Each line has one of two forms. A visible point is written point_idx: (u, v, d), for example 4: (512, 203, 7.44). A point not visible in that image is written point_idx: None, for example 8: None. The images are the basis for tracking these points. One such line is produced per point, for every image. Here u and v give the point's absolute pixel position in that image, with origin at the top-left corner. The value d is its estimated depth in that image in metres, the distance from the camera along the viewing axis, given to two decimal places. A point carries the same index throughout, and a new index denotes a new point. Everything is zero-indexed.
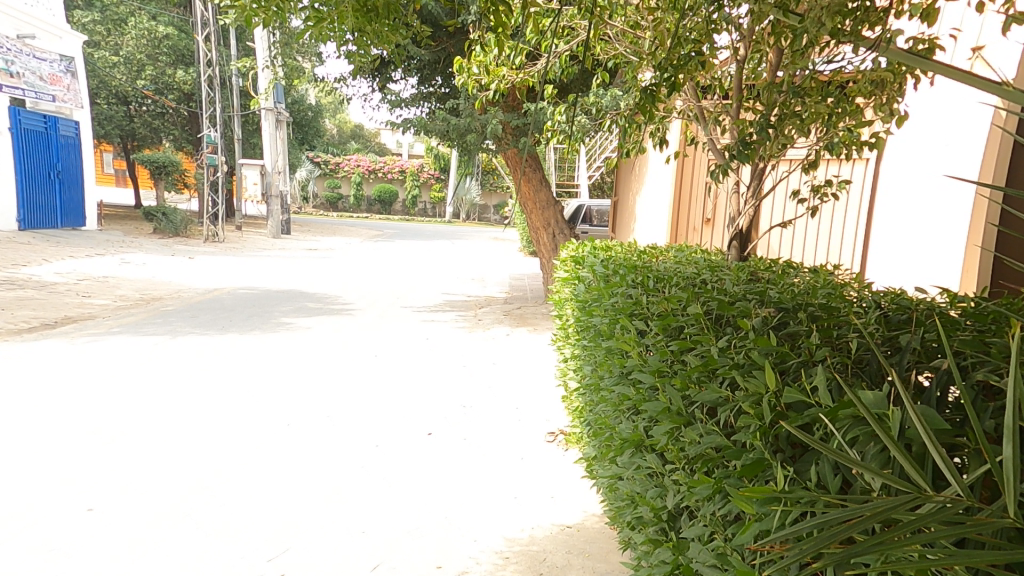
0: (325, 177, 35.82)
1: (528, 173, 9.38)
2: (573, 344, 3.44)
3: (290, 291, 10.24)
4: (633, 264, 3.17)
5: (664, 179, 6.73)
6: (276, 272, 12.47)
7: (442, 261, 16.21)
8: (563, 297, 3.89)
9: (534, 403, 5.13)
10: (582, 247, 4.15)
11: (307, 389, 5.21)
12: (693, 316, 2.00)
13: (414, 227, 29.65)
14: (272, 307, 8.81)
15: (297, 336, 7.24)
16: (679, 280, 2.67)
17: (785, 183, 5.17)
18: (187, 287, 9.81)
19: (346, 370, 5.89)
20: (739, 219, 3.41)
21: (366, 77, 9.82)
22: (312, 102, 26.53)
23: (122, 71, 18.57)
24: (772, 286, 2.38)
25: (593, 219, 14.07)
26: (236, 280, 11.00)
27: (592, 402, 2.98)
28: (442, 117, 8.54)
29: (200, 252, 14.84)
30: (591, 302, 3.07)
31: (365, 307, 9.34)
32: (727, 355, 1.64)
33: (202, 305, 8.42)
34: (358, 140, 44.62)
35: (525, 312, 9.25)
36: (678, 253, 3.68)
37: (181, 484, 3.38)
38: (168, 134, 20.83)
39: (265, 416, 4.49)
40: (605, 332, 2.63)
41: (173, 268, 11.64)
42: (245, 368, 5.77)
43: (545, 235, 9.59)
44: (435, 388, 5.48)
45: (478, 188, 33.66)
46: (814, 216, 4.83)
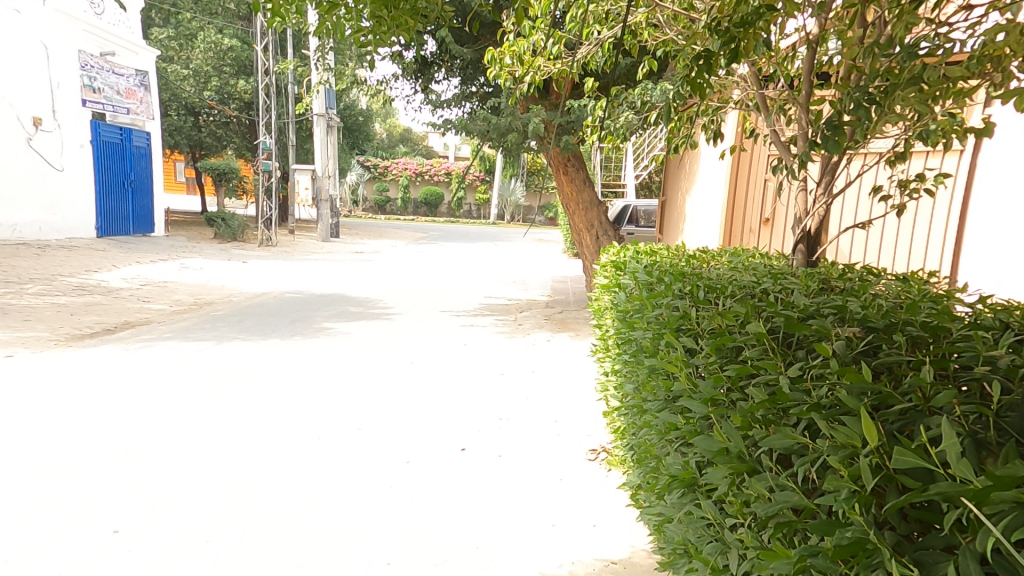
0: (373, 181, 36.69)
1: (571, 173, 9.08)
2: (613, 358, 3.15)
3: (334, 294, 10.41)
4: (679, 270, 2.85)
5: (717, 175, 6.26)
6: (323, 275, 12.74)
7: (484, 263, 16.14)
8: (602, 310, 3.60)
9: (575, 416, 4.85)
10: (623, 252, 3.83)
11: (345, 400, 5.17)
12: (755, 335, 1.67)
13: (458, 229, 29.87)
14: (317, 310, 8.94)
15: (338, 340, 7.27)
16: (735, 289, 2.33)
17: (861, 181, 4.64)
18: (239, 291, 10.14)
19: (382, 379, 5.83)
20: (806, 219, 2.98)
21: (410, 79, 9.81)
22: (362, 108, 27.27)
23: (191, 83, 19.65)
24: (851, 298, 2.01)
25: (639, 219, 13.56)
26: (284, 284, 11.31)
27: (634, 425, 2.67)
28: (483, 117, 8.37)
29: (254, 256, 15.44)
30: (632, 313, 2.76)
31: (406, 310, 9.34)
32: (801, 389, 1.32)
33: (251, 309, 8.65)
34: (405, 144, 45.45)
35: (566, 316, 8.95)
36: (732, 258, 3.30)
37: (208, 505, 3.31)
38: (228, 142, 21.90)
39: (300, 429, 4.46)
40: (646, 346, 2.33)
41: (227, 272, 12.12)
42: (284, 376, 5.81)
43: (589, 237, 9.25)
44: (471, 398, 5.31)
45: (522, 189, 33.50)
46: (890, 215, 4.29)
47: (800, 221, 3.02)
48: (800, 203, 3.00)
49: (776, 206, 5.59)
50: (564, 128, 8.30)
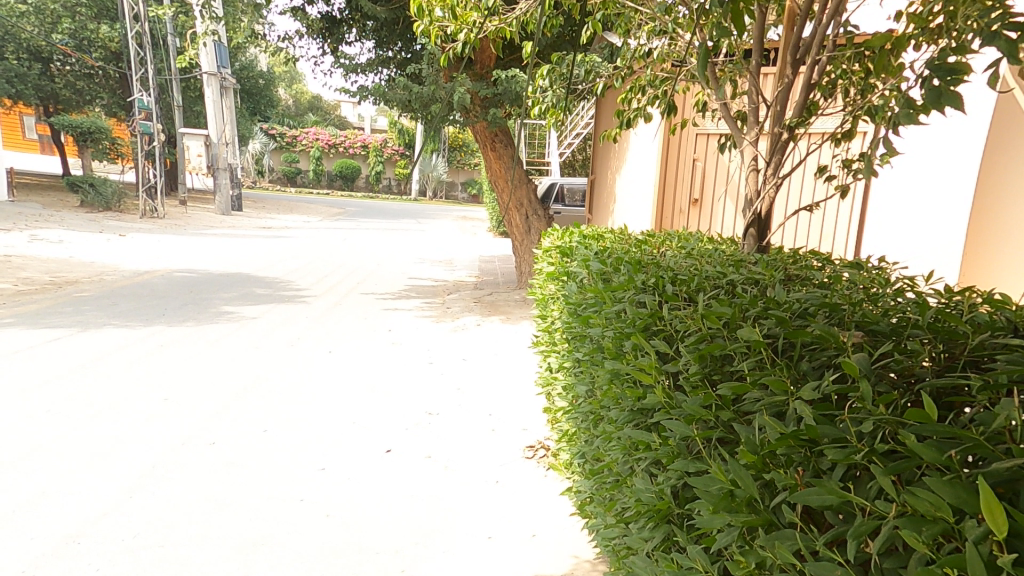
0: (281, 150, 33.67)
1: (499, 149, 8.64)
2: (562, 354, 2.87)
3: (235, 275, 9.29)
4: (636, 260, 2.61)
5: (649, 153, 6.14)
6: (221, 253, 11.37)
7: (407, 241, 15.37)
8: (548, 300, 3.29)
9: (510, 409, 4.56)
10: (568, 235, 3.56)
11: (248, 394, 4.48)
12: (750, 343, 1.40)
13: (377, 205, 28.32)
14: (213, 292, 7.89)
15: (239, 326, 6.42)
16: (704, 284, 2.11)
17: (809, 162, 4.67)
18: (114, 269, 8.72)
19: (294, 369, 5.19)
20: (754, 202, 2.79)
21: (316, 38, 8.80)
22: (265, 69, 24.74)
23: (32, 23, 16.59)
24: (834, 292, 1.80)
25: (567, 198, 13.41)
26: (173, 262, 9.92)
27: (586, 430, 2.41)
28: (403, 85, 7.67)
29: (134, 229, 13.51)
30: (588, 307, 2.48)
31: (320, 293, 8.53)
32: (832, 422, 1.04)
33: (128, 291, 7.44)
34: (318, 111, 42.13)
35: (497, 299, 8.60)
36: (681, 243, 3.08)
37: (51, 543, 2.66)
38: (94, 96, 18.84)
39: (188, 433, 3.75)
40: (606, 346, 2.04)
41: (100, 247, 10.41)
42: (173, 365, 4.99)
43: (518, 216, 8.91)
44: (398, 391, 4.84)
45: (445, 164, 31.96)
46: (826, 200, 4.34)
47: (749, 204, 2.83)
48: (750, 185, 2.81)
49: (705, 187, 5.63)
50: (490, 101, 7.90)
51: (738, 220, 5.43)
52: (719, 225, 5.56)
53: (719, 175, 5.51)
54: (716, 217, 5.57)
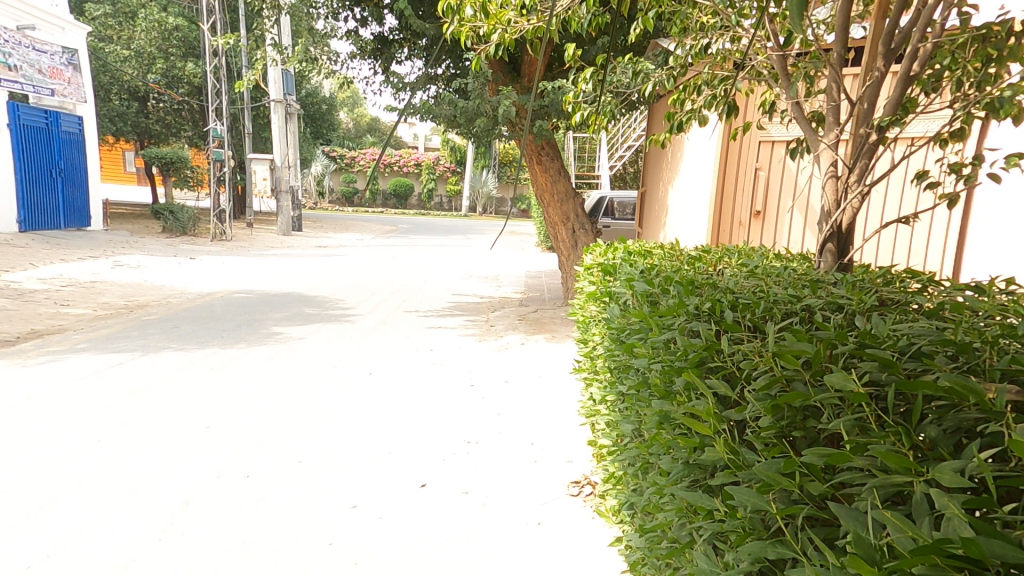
0: (340, 172, 35.16)
1: (545, 163, 8.40)
2: (604, 385, 2.56)
3: (289, 294, 9.55)
4: (688, 278, 2.27)
5: (703, 162, 5.70)
6: (278, 273, 11.79)
7: (455, 257, 15.43)
8: (589, 324, 2.99)
9: (555, 437, 4.26)
10: (612, 252, 3.26)
11: (286, 421, 4.43)
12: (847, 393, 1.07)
13: (430, 222, 28.88)
14: (266, 312, 8.10)
15: (287, 346, 6.51)
16: (772, 308, 1.76)
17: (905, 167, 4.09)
18: (180, 291, 9.17)
19: (334, 393, 5.13)
20: (834, 213, 2.40)
21: (368, 59, 8.98)
22: (325, 95, 25.96)
23: (132, 66, 18.13)
24: (949, 325, 1.43)
25: (616, 211, 13.01)
26: (233, 282, 10.34)
27: (633, 476, 2.09)
28: (448, 101, 7.63)
29: (203, 251, 14.34)
30: (631, 334, 2.17)
31: (368, 311, 8.60)
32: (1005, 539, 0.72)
33: (189, 312, 7.76)
34: (374, 133, 43.78)
35: (542, 316, 8.32)
36: (743, 260, 2.72)
37: None
38: (179, 129, 20.43)
39: (223, 465, 3.71)
40: (652, 382, 1.72)
41: (171, 270, 11.05)
42: (219, 390, 5.05)
43: (564, 230, 8.65)
44: (436, 417, 4.65)
45: (494, 180, 32.98)
46: (918, 210, 3.81)
47: (827, 217, 2.43)
48: (829, 193, 2.42)
49: (768, 199, 5.19)
50: (536, 113, 7.74)
51: (807, 234, 4.99)
52: (785, 241, 5.12)
53: (785, 186, 5.09)
54: (782, 232, 5.14)
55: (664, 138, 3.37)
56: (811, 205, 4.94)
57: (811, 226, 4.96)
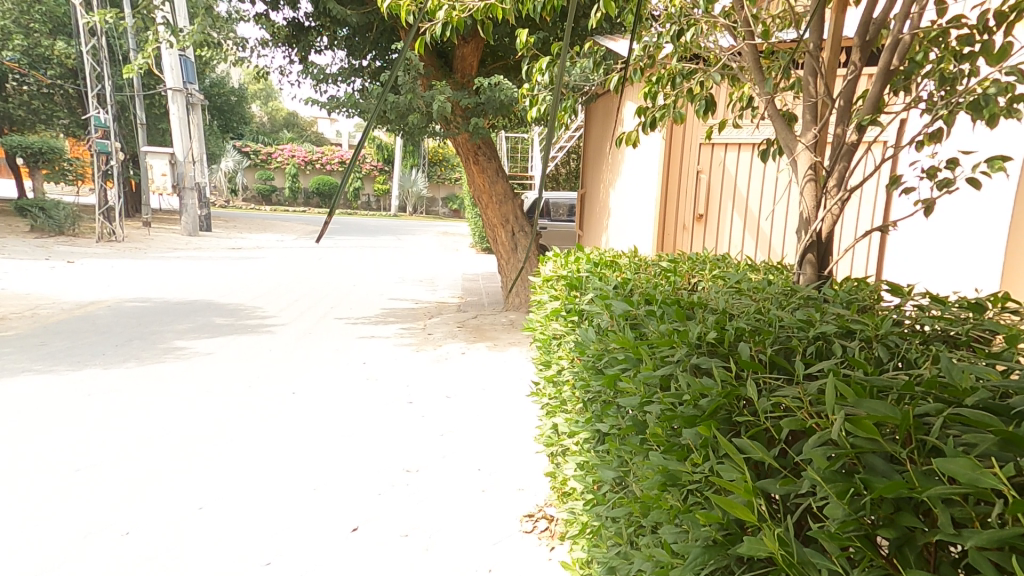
0: (255, 168, 32.63)
1: (482, 162, 8.02)
2: (576, 417, 2.25)
3: (194, 302, 8.46)
4: (676, 300, 2.02)
5: (646, 164, 5.56)
6: (181, 278, 10.48)
7: (386, 260, 14.64)
8: (554, 345, 2.66)
9: (506, 460, 3.89)
10: (573, 261, 2.99)
11: (185, 456, 3.73)
12: (980, 492, 0.74)
13: (357, 222, 27.52)
14: (166, 324, 7.07)
15: (190, 364, 5.64)
16: (786, 337, 1.51)
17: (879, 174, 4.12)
18: (54, 301, 7.83)
19: (247, 417, 4.44)
20: (814, 221, 2.19)
21: (282, 46, 8.18)
22: (235, 85, 23.94)
23: None
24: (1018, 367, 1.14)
25: (552, 213, 12.87)
26: (124, 290, 9.03)
27: (613, 533, 1.76)
28: (376, 94, 6.98)
29: (86, 254, 12.52)
30: (613, 364, 1.88)
31: (288, 320, 7.79)
32: None
33: (64, 327, 6.58)
34: (292, 128, 41.09)
35: (482, 322, 7.92)
36: (718, 272, 2.52)
37: None
38: (52, 116, 17.90)
39: (96, 520, 2.99)
40: (650, 430, 1.39)
41: (39, 276, 9.47)
42: (96, 420, 4.19)
43: (503, 233, 8.32)
44: (369, 442, 4.13)
45: (424, 179, 32.13)
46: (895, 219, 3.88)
47: (807, 225, 2.22)
48: (809, 198, 2.21)
49: (709, 201, 5.16)
50: (472, 110, 7.39)
51: (746, 237, 5.03)
52: (725, 244, 5.13)
53: (725, 190, 5.09)
54: (723, 235, 5.14)
55: (633, 138, 3.12)
56: (749, 208, 4.97)
57: (750, 229, 5.00)
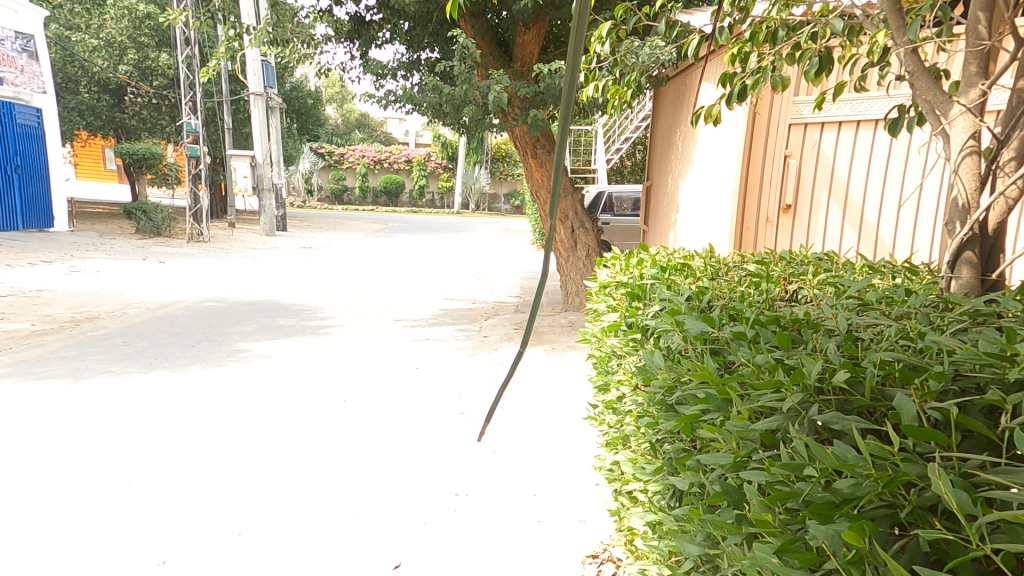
0: (328, 169, 34.12)
1: (540, 156, 7.62)
2: (643, 462, 1.80)
3: (263, 302, 8.73)
4: (773, 316, 1.53)
5: (723, 148, 4.88)
6: (254, 277, 10.94)
7: (447, 258, 14.62)
8: (613, 365, 2.22)
9: (564, 485, 3.51)
10: (636, 264, 2.53)
11: (227, 467, 3.70)
12: None
13: (421, 220, 28.04)
14: (234, 324, 7.28)
15: (249, 367, 5.71)
16: (967, 381, 1.01)
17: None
18: (139, 301, 8.32)
19: (296, 429, 4.33)
20: (976, 210, 1.63)
21: (343, 41, 8.17)
22: (311, 90, 25.04)
23: (102, 56, 17.23)
24: None
25: (616, 207, 12.18)
26: (202, 289, 9.49)
27: None
28: (433, 87, 6.79)
29: (175, 253, 13.44)
30: (691, 402, 1.41)
31: (349, 320, 7.83)
32: None
33: (144, 326, 6.93)
34: (362, 129, 42.64)
35: (540, 324, 7.53)
36: (828, 279, 1.97)
37: None
38: (157, 125, 19.59)
39: (135, 544, 2.91)
40: (752, 516, 0.92)
41: (132, 275, 10.21)
42: (156, 428, 4.23)
43: (563, 230, 7.89)
44: (417, 460, 3.88)
45: (487, 176, 32.19)
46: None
47: (964, 214, 1.67)
48: (969, 176, 1.66)
49: (799, 188, 4.46)
50: (531, 101, 7.02)
51: (846, 228, 4.27)
52: (819, 237, 4.40)
53: (819, 176, 4.38)
54: (816, 228, 4.42)
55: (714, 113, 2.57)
56: (851, 196, 4.22)
57: (851, 219, 4.24)
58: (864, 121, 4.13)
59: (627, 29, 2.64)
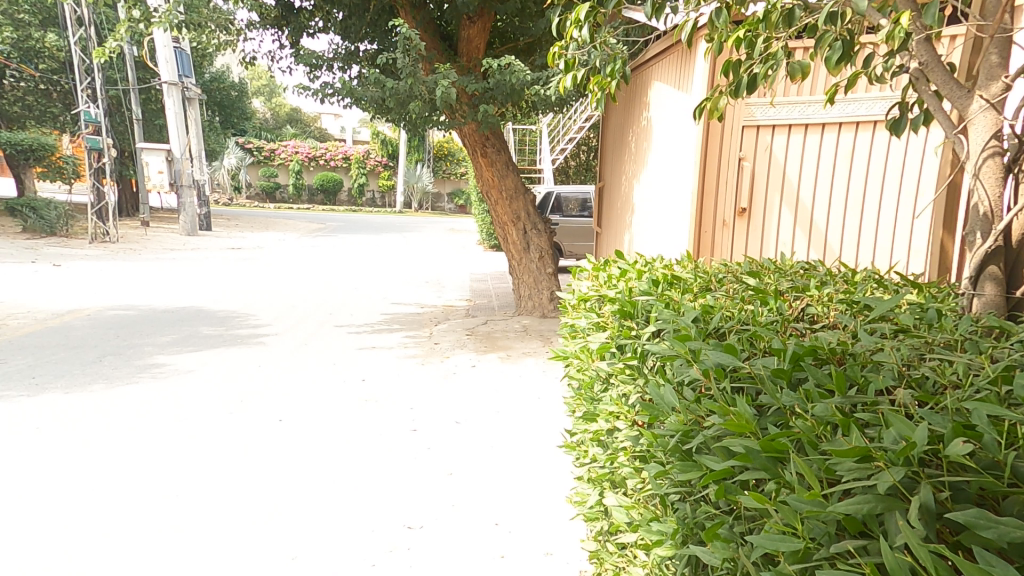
0: (259, 165, 32.11)
1: (490, 154, 7.33)
2: (643, 505, 1.59)
3: (182, 310, 7.84)
4: (807, 345, 1.38)
5: (679, 150, 4.70)
6: (173, 282, 9.89)
7: (392, 259, 14.00)
8: (599, 393, 2.00)
9: (529, 511, 3.23)
10: (618, 279, 2.36)
11: (125, 516, 3.06)
12: None
13: (361, 219, 26.84)
14: (146, 336, 6.45)
15: (162, 386, 4.99)
16: None
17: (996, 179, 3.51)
18: (29, 312, 7.23)
19: (213, 460, 3.72)
20: (996, 219, 1.71)
21: (270, 28, 7.48)
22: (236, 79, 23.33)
23: None
24: None
25: (564, 208, 12.08)
26: (109, 296, 8.43)
27: None
28: (374, 80, 6.30)
29: (76, 256, 11.97)
30: (716, 451, 1.18)
31: (283, 329, 7.16)
32: None
33: (31, 342, 5.97)
34: (297, 124, 40.59)
35: (493, 329, 7.20)
36: (831, 296, 1.89)
37: None
38: (47, 112, 17.51)
39: None
40: None
41: (22, 282, 8.95)
42: (33, 470, 3.49)
43: (514, 231, 7.61)
44: (362, 488, 3.45)
45: (430, 175, 31.36)
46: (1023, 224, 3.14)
47: (987, 223, 1.74)
48: (990, 182, 1.71)
49: (753, 192, 3.97)
50: (480, 97, 6.66)
51: (797, 233, 3.86)
52: (771, 245, 3.93)
53: (771, 178, 3.91)
54: (769, 234, 3.94)
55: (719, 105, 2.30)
56: (802, 200, 3.81)
57: (802, 223, 3.84)
58: (812, 125, 3.74)
59: (604, 11, 2.41)
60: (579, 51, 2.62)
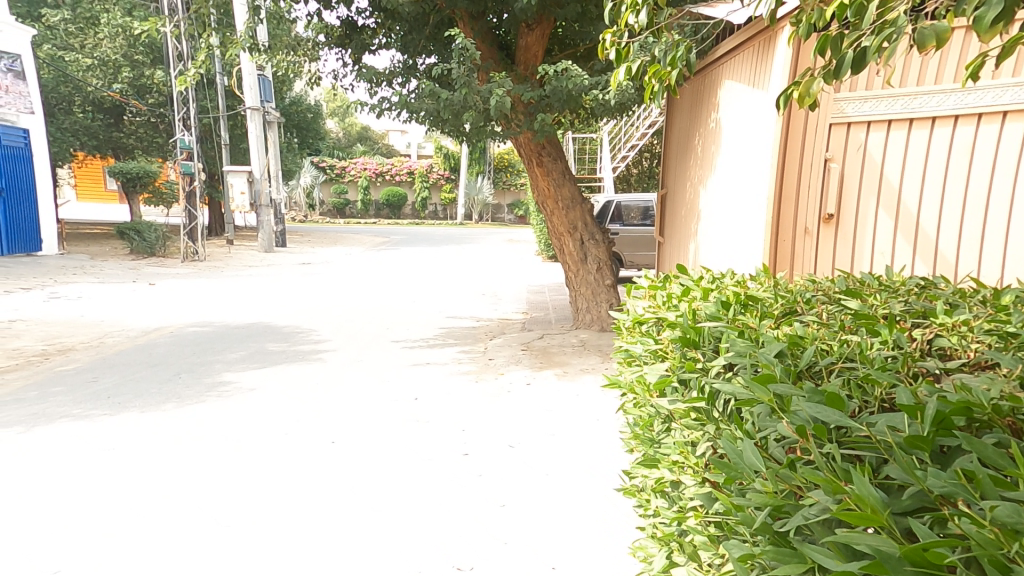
0: (330, 183, 33.83)
1: (546, 163, 7.10)
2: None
3: (252, 325, 8.19)
4: (955, 400, 1.05)
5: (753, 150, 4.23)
6: (247, 297, 10.44)
7: (450, 271, 14.10)
8: (660, 434, 1.70)
9: (586, 553, 2.94)
10: (682, 299, 2.03)
11: (178, 542, 3.02)
12: None
13: (423, 232, 27.51)
14: (218, 352, 6.75)
15: (225, 402, 5.14)
16: None
17: None
18: (120, 328, 7.82)
19: (262, 484, 3.67)
20: None
21: (334, 50, 7.70)
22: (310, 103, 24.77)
23: (97, 76, 17.03)
24: None
25: (624, 216, 11.61)
26: (190, 312, 8.98)
27: None
28: (429, 92, 6.26)
29: (167, 274, 12.99)
30: (832, 548, 0.88)
31: (342, 344, 7.27)
32: None
33: (118, 358, 6.41)
34: (364, 143, 42.55)
35: (549, 344, 6.92)
36: (966, 324, 1.50)
37: None
38: (153, 143, 19.43)
39: None
40: None
41: (118, 300, 9.76)
42: (97, 490, 3.56)
43: (571, 242, 7.31)
44: (410, 518, 3.29)
45: (490, 187, 31.68)
46: None
47: None
48: None
49: (842, 195, 3.46)
50: (535, 105, 6.44)
51: (898, 241, 3.30)
52: (866, 256, 3.39)
53: (865, 180, 3.39)
54: (862, 244, 3.41)
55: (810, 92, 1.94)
56: (906, 203, 3.27)
57: (904, 230, 3.29)
58: (917, 119, 3.20)
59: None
60: (636, 40, 2.32)
